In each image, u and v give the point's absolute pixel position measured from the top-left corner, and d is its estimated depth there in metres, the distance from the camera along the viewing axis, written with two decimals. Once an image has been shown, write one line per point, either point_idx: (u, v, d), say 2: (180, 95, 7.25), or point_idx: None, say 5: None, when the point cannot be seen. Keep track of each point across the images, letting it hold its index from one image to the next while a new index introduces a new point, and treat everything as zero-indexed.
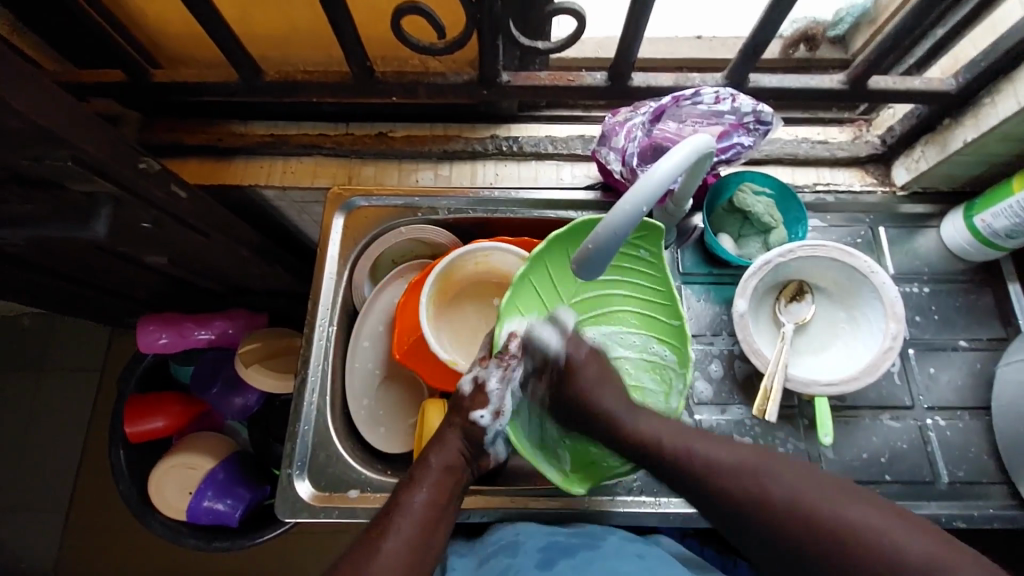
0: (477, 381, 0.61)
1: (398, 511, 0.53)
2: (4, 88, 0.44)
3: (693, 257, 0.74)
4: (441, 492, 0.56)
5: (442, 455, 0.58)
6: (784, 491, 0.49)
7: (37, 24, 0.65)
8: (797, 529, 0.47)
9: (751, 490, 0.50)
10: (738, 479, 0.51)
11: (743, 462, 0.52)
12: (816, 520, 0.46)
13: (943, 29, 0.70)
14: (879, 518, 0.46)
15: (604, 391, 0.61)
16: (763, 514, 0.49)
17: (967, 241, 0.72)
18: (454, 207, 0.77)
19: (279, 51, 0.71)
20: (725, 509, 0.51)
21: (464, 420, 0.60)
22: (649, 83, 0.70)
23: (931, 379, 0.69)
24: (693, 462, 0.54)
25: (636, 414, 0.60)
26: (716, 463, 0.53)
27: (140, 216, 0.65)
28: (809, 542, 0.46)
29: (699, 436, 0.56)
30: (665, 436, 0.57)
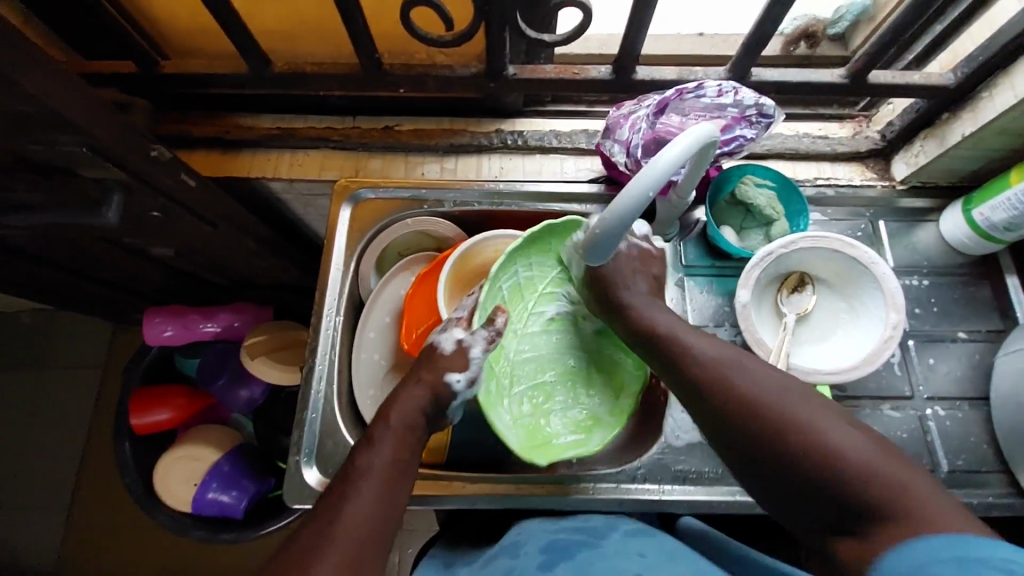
0: (460, 345, 0.63)
1: (361, 479, 0.52)
2: (22, 71, 0.45)
3: (696, 249, 0.75)
4: (403, 448, 0.55)
5: (401, 415, 0.58)
6: (774, 400, 0.46)
7: (49, 15, 0.66)
8: (771, 436, 0.45)
9: (745, 400, 0.47)
10: (718, 371, 0.51)
11: (724, 360, 0.51)
12: (773, 416, 0.45)
13: (941, 25, 0.72)
14: (831, 425, 0.44)
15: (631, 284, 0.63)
16: (735, 411, 0.48)
17: (965, 235, 0.73)
18: (460, 199, 0.78)
19: (287, 44, 0.72)
20: (705, 403, 0.50)
21: (435, 380, 0.61)
22: (651, 76, 0.70)
23: (931, 370, 0.70)
24: (695, 360, 0.53)
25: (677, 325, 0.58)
26: (712, 361, 0.51)
27: (149, 205, 0.66)
28: (784, 455, 0.44)
29: (726, 348, 0.53)
30: (699, 345, 0.54)
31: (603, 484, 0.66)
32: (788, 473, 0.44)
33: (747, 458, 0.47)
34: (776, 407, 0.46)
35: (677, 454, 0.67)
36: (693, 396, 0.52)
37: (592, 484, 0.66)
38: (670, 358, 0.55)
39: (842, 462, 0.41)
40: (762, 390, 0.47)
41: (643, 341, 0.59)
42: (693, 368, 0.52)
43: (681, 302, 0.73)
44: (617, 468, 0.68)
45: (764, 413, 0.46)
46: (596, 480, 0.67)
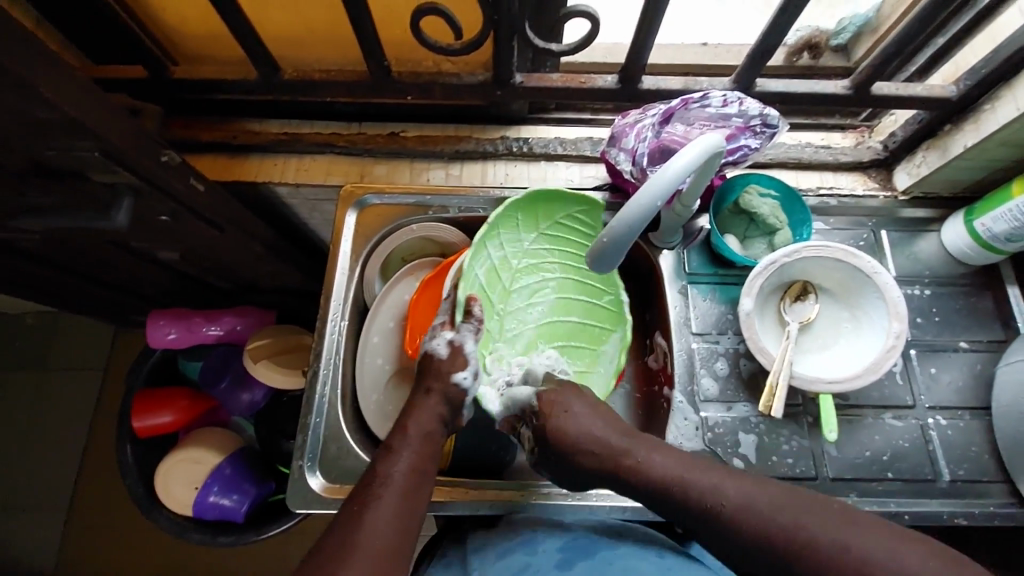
0: (454, 346, 0.63)
1: (383, 486, 0.54)
2: (38, 76, 0.45)
3: (700, 257, 0.75)
4: (422, 457, 0.57)
5: (419, 424, 0.59)
6: (781, 517, 0.48)
7: (60, 19, 0.66)
8: (795, 551, 0.46)
9: (750, 519, 0.49)
10: (774, 519, 0.48)
11: (775, 507, 0.49)
12: (793, 535, 0.47)
13: (943, 37, 0.72)
14: (845, 531, 0.45)
15: (592, 424, 0.59)
16: (814, 565, 0.45)
17: (967, 245, 0.73)
18: (465, 206, 0.78)
19: (296, 51, 0.73)
20: (762, 560, 0.48)
21: (444, 385, 0.61)
22: (658, 86, 0.71)
23: (932, 380, 0.71)
24: (694, 493, 0.52)
25: (633, 441, 0.58)
26: (763, 514, 0.48)
27: (158, 209, 0.66)
28: (813, 567, 0.45)
29: (693, 464, 0.54)
30: (666, 468, 0.55)
31: (604, 491, 0.66)
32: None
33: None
34: (785, 523, 0.47)
35: None
36: (690, 516, 0.52)
37: (593, 491, 0.66)
38: (703, 516, 0.51)
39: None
40: (766, 506, 0.49)
41: (597, 459, 0.58)
42: (689, 494, 0.52)
43: (684, 310, 0.73)
44: None
45: (779, 533, 0.47)
46: (599, 487, 0.67)
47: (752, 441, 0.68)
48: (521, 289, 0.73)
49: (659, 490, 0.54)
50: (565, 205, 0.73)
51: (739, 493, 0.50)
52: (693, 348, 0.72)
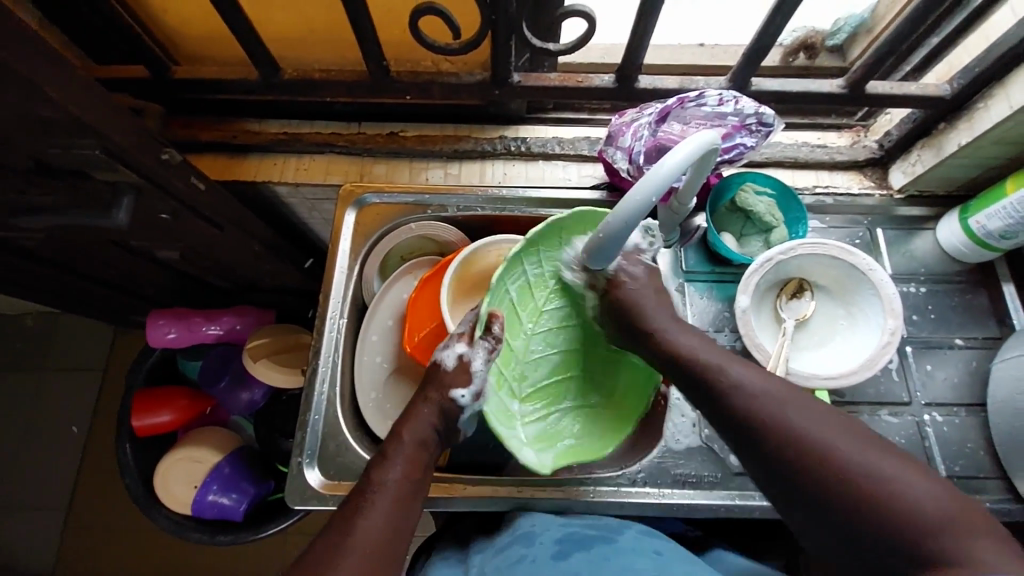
0: (461, 360, 0.63)
1: (376, 491, 0.54)
2: (42, 74, 0.46)
3: (696, 255, 0.76)
4: (415, 466, 0.57)
5: (414, 431, 0.60)
6: (770, 401, 0.49)
7: (61, 18, 0.67)
8: (773, 436, 0.48)
9: (744, 396, 0.51)
10: (759, 401, 0.50)
11: (767, 390, 0.50)
12: (772, 423, 0.48)
13: (937, 38, 0.73)
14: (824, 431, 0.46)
15: (653, 306, 0.63)
16: (785, 446, 0.47)
17: (962, 243, 0.74)
18: (463, 204, 0.78)
19: (296, 51, 0.73)
20: (743, 439, 0.50)
21: (442, 397, 0.61)
22: (655, 85, 0.72)
23: (928, 376, 0.71)
24: (695, 366, 0.56)
25: (671, 322, 0.61)
26: (757, 393, 0.50)
27: (159, 207, 0.67)
28: (779, 455, 0.47)
29: (712, 349, 0.57)
30: (689, 346, 0.58)
31: (603, 487, 0.67)
32: (842, 516, 0.43)
33: (793, 496, 0.46)
34: (773, 407, 0.49)
35: (676, 458, 0.68)
36: (692, 385, 0.56)
37: (591, 488, 0.67)
38: (704, 388, 0.54)
39: (900, 508, 0.41)
40: (760, 389, 0.51)
41: (635, 336, 0.63)
42: (696, 368, 0.56)
43: (681, 308, 0.74)
44: (616, 471, 0.68)
45: (764, 416, 0.49)
46: (596, 483, 0.67)
47: None
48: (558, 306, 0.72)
49: (675, 363, 0.58)
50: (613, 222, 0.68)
51: (741, 374, 0.53)
52: None
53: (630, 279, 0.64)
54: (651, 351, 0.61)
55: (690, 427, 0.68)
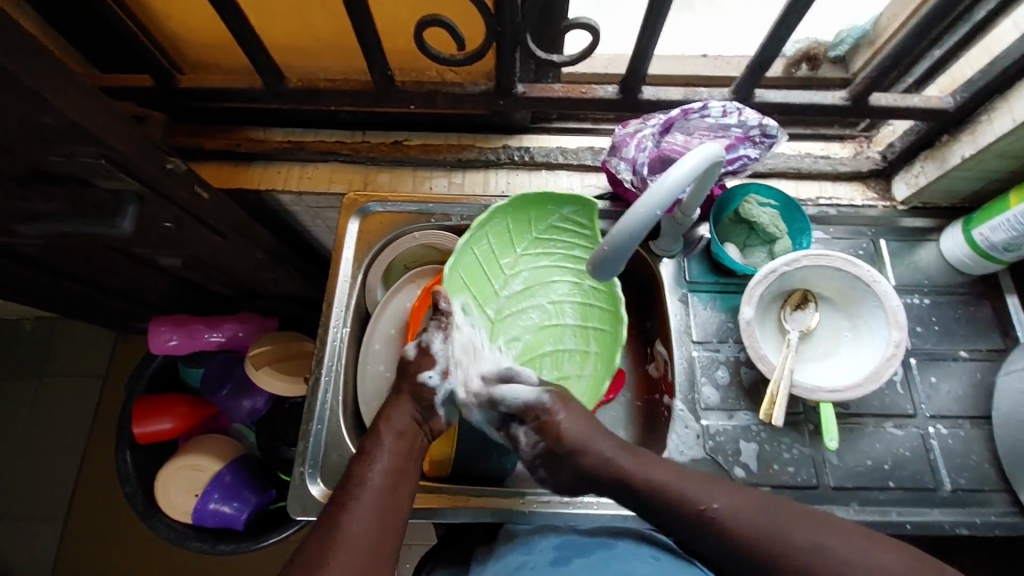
0: (421, 346, 0.63)
1: (359, 486, 0.54)
2: (46, 85, 0.46)
3: (700, 266, 0.76)
4: (400, 459, 0.57)
5: (392, 423, 0.59)
6: (764, 521, 0.50)
7: (67, 27, 0.67)
8: (783, 554, 0.48)
9: (734, 527, 0.51)
10: (737, 520, 0.51)
11: (732, 504, 0.52)
12: (774, 545, 0.49)
13: (940, 50, 0.73)
14: (821, 535, 0.49)
15: (597, 440, 0.59)
16: (775, 556, 0.49)
17: (965, 254, 0.74)
18: (467, 214, 0.79)
19: (301, 61, 0.74)
20: (745, 563, 0.50)
21: (411, 384, 0.62)
22: (659, 96, 0.72)
23: (933, 389, 0.71)
24: (675, 504, 0.54)
25: (636, 457, 0.58)
26: (720, 506, 0.52)
27: (162, 216, 0.67)
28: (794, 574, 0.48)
29: (684, 475, 0.55)
30: (665, 476, 0.56)
31: (605, 499, 0.66)
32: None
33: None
34: (768, 527, 0.50)
35: None
36: (674, 521, 0.54)
37: (594, 499, 0.66)
38: (673, 512, 0.54)
39: None
40: (749, 514, 0.51)
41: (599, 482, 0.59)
42: (676, 502, 0.54)
43: (684, 318, 0.74)
44: None
45: (763, 544, 0.49)
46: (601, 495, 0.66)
47: (753, 449, 0.68)
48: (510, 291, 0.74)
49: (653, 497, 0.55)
50: (559, 205, 0.73)
51: (724, 502, 0.52)
52: (693, 356, 0.72)
53: (558, 422, 0.60)
54: (626, 492, 0.57)
55: (695, 439, 0.68)
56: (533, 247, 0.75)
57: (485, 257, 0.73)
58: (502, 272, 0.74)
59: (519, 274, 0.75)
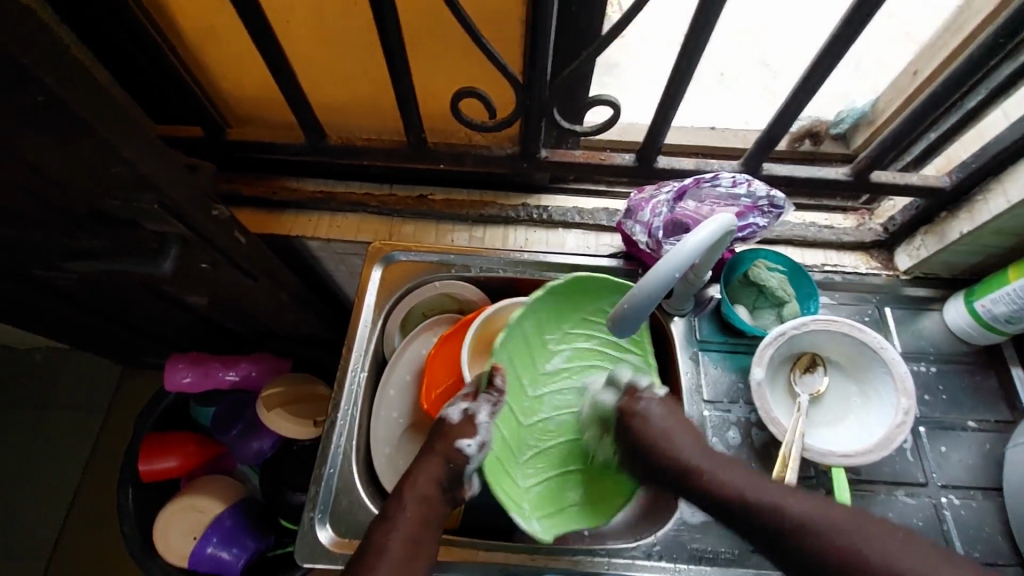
0: (466, 414, 0.63)
1: (378, 559, 0.56)
2: (121, 139, 0.51)
3: (710, 325, 0.78)
4: (418, 525, 0.58)
5: (415, 489, 0.60)
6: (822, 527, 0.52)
7: (131, 83, 0.73)
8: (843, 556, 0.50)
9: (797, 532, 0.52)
10: (753, 495, 0.56)
11: (746, 481, 0.57)
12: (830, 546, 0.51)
13: (934, 133, 0.78)
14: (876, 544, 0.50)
15: (680, 438, 0.62)
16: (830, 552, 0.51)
17: (968, 324, 0.76)
18: (486, 266, 0.82)
19: (341, 119, 0.79)
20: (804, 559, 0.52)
21: (446, 446, 0.61)
22: (672, 165, 0.77)
23: (943, 458, 0.71)
24: (750, 506, 0.55)
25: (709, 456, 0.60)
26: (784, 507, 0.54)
27: (201, 258, 0.70)
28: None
29: (747, 476, 0.58)
30: (734, 480, 0.57)
31: (616, 559, 0.65)
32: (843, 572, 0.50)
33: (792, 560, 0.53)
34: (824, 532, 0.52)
35: (692, 532, 0.67)
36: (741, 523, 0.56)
37: (605, 559, 0.65)
38: (737, 514, 0.56)
39: None
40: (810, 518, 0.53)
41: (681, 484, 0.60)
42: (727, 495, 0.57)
43: (695, 376, 0.75)
44: (631, 543, 0.67)
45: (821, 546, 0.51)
46: (613, 555, 0.66)
47: None
48: (553, 370, 0.74)
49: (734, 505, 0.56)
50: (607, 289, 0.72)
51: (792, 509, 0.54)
52: (704, 416, 0.73)
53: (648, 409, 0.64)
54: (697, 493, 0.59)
55: None
56: (578, 326, 0.75)
57: (532, 334, 0.72)
58: (546, 349, 0.73)
59: (561, 350, 0.74)
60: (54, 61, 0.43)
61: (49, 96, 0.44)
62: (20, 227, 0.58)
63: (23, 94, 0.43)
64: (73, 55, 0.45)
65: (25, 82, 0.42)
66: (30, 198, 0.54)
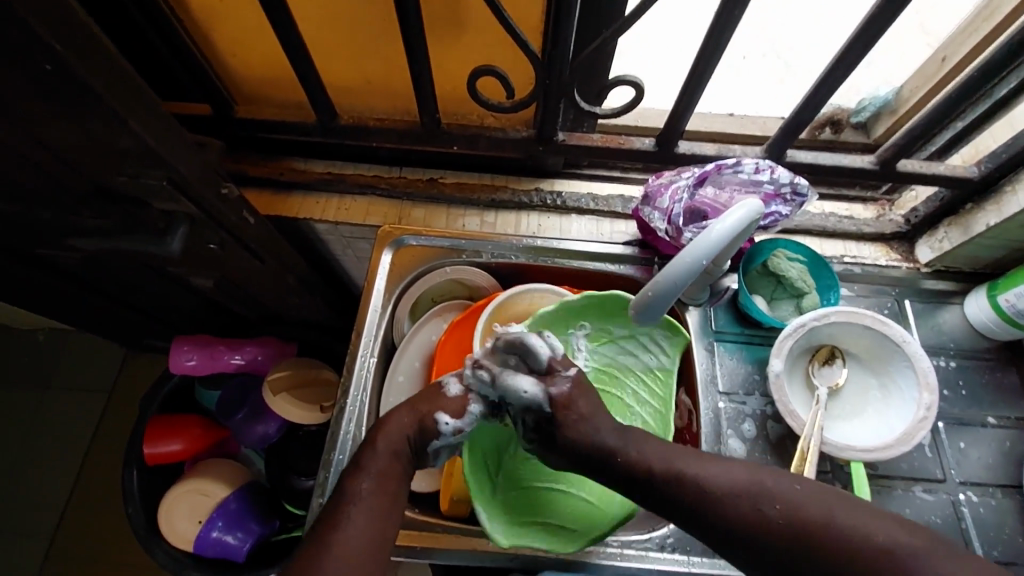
0: (465, 393, 0.59)
1: (350, 504, 0.51)
2: (130, 112, 0.49)
3: (726, 315, 0.76)
4: (390, 476, 0.54)
5: (388, 438, 0.56)
6: (742, 496, 0.47)
7: (136, 56, 0.71)
8: (761, 519, 0.45)
9: (709, 498, 0.47)
10: (662, 467, 0.50)
11: (745, 487, 0.47)
12: (748, 509, 0.46)
13: (961, 122, 0.76)
14: (794, 501, 0.45)
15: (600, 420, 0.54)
16: (742, 516, 0.46)
17: (990, 319, 0.74)
18: (498, 252, 0.80)
19: (352, 99, 0.77)
20: (716, 526, 0.47)
21: (430, 412, 0.58)
22: (694, 150, 0.75)
23: (962, 455, 0.70)
24: (659, 477, 0.50)
25: (626, 434, 0.53)
26: (693, 472, 0.49)
27: (209, 238, 0.68)
28: (756, 531, 0.45)
29: (672, 450, 0.52)
30: (652, 454, 0.51)
31: (629, 551, 0.64)
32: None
33: (790, 572, 0.44)
34: (743, 500, 0.46)
35: None
36: (652, 494, 0.50)
37: (617, 550, 0.64)
38: (661, 491, 0.50)
39: (872, 549, 0.41)
40: (725, 484, 0.48)
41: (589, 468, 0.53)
42: (653, 475, 0.50)
43: (710, 368, 0.74)
44: (644, 535, 0.66)
45: (735, 511, 0.46)
46: (625, 545, 0.65)
47: None
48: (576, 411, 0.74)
49: (648, 480, 0.50)
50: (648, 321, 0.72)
51: (705, 472, 0.49)
52: (720, 407, 0.72)
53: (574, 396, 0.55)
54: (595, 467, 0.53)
55: None
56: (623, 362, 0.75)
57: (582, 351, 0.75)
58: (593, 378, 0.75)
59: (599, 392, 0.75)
60: (63, 27, 0.41)
61: (56, 63, 0.42)
62: (23, 203, 0.56)
63: (31, 61, 0.41)
64: (81, 21, 0.43)
65: (34, 48, 0.40)
66: (35, 173, 0.52)
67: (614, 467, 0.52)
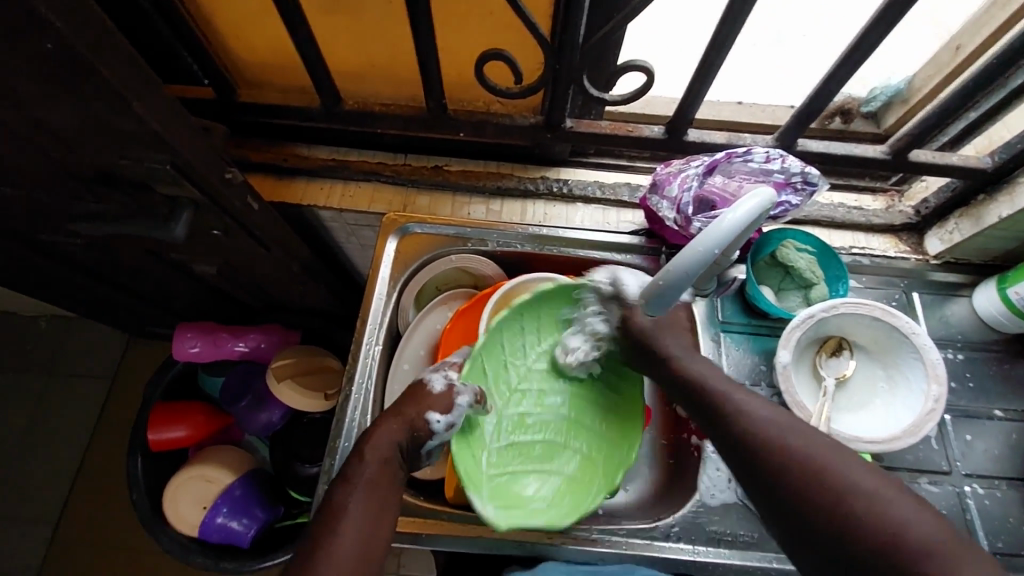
0: (450, 387, 0.62)
1: (339, 517, 0.52)
2: (133, 94, 0.48)
3: (733, 306, 0.76)
4: (380, 485, 0.55)
5: (375, 449, 0.57)
6: (770, 428, 0.50)
7: (138, 38, 0.70)
8: (778, 452, 0.48)
9: (740, 421, 0.52)
10: (718, 388, 0.57)
11: (777, 424, 0.51)
12: (770, 439, 0.50)
13: (975, 113, 0.75)
14: (817, 447, 0.47)
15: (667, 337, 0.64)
16: (762, 448, 0.49)
17: (1000, 312, 0.74)
18: (504, 241, 0.79)
19: (357, 83, 0.76)
20: (737, 448, 0.52)
21: (417, 415, 0.60)
22: (704, 138, 0.74)
23: (968, 447, 0.70)
24: (709, 393, 0.57)
25: (691, 357, 0.62)
26: (739, 402, 0.54)
27: (213, 224, 0.68)
28: (769, 461, 0.49)
29: (725, 378, 0.59)
30: (699, 372, 0.60)
31: (634, 540, 0.64)
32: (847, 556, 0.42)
33: (785, 508, 0.47)
34: (770, 431, 0.50)
35: (710, 514, 0.66)
36: (698, 405, 0.58)
37: (624, 539, 0.65)
38: (708, 406, 0.56)
39: (874, 511, 0.42)
40: (762, 418, 0.52)
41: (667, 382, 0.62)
42: (704, 390, 0.58)
43: (716, 358, 0.73)
44: (649, 524, 0.66)
45: (757, 438, 0.50)
46: (630, 534, 0.65)
47: None
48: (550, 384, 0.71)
49: (698, 389, 0.58)
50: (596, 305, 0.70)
51: (745, 403, 0.54)
52: None
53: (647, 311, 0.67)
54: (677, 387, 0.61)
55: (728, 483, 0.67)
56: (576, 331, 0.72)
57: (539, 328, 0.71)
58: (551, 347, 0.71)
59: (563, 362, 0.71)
60: (65, 5, 0.40)
61: (57, 43, 0.41)
62: (25, 186, 0.56)
63: (31, 39, 0.40)
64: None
65: (34, 26, 0.39)
66: (37, 156, 0.51)
67: (681, 382, 0.60)
